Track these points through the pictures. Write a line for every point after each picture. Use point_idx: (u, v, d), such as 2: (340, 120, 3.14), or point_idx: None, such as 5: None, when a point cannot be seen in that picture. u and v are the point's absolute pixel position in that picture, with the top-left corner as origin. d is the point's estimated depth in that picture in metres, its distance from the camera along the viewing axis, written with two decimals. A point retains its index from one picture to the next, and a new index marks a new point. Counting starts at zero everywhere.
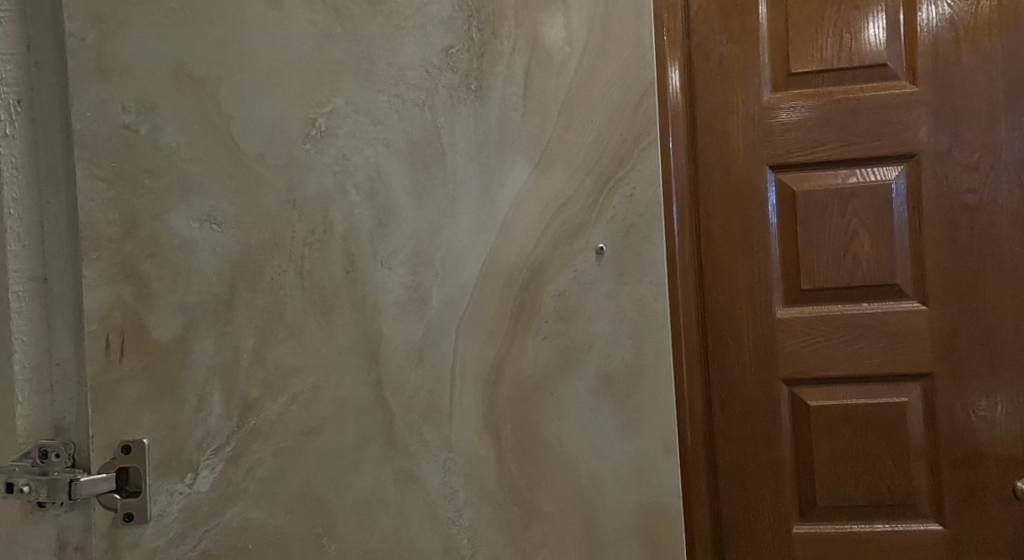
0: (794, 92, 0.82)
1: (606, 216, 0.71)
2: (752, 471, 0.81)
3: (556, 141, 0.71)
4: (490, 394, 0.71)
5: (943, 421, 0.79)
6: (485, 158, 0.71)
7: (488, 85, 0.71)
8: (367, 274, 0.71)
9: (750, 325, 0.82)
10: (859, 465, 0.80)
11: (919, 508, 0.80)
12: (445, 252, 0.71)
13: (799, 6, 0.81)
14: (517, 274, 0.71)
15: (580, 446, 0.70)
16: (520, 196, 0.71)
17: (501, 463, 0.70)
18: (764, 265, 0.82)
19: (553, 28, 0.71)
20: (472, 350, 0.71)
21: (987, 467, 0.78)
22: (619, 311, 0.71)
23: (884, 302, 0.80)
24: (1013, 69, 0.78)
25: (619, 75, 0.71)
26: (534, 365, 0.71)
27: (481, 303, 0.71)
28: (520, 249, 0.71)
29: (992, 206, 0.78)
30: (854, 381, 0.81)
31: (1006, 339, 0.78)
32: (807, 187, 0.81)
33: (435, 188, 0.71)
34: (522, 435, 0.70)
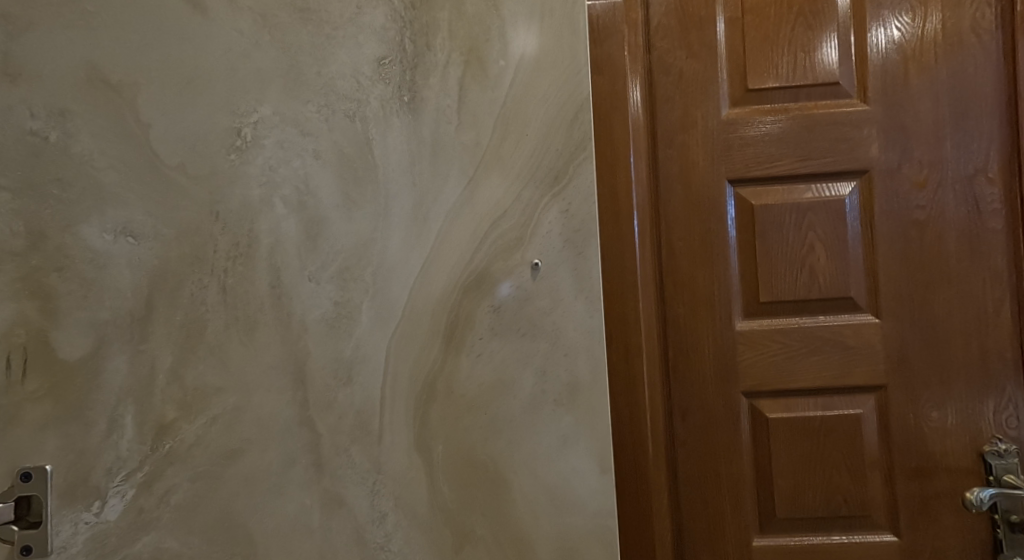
0: (752, 107, 0.86)
1: (542, 231, 0.71)
2: (712, 484, 0.85)
3: (491, 154, 0.71)
4: (422, 412, 0.70)
5: (897, 431, 0.83)
6: (418, 172, 0.70)
7: (421, 97, 0.71)
8: (294, 289, 0.69)
9: (710, 337, 0.86)
10: (816, 476, 0.84)
11: (875, 520, 0.83)
12: (376, 266, 0.70)
13: (755, 23, 0.85)
14: (452, 290, 0.70)
15: (514, 466, 0.70)
16: (454, 209, 0.70)
17: (433, 484, 0.69)
18: (723, 277, 0.86)
19: (488, 42, 0.71)
20: (404, 366, 0.70)
21: (939, 478, 0.83)
22: (556, 328, 0.70)
23: (839, 315, 0.84)
24: (958, 90, 0.83)
25: (553, 90, 0.71)
26: (467, 382, 0.70)
27: (414, 319, 0.70)
28: (456, 263, 0.70)
29: (940, 220, 0.83)
30: (812, 393, 0.85)
31: (954, 351, 0.83)
32: (765, 202, 0.85)
33: (365, 202, 0.70)
34: (455, 454, 0.69)
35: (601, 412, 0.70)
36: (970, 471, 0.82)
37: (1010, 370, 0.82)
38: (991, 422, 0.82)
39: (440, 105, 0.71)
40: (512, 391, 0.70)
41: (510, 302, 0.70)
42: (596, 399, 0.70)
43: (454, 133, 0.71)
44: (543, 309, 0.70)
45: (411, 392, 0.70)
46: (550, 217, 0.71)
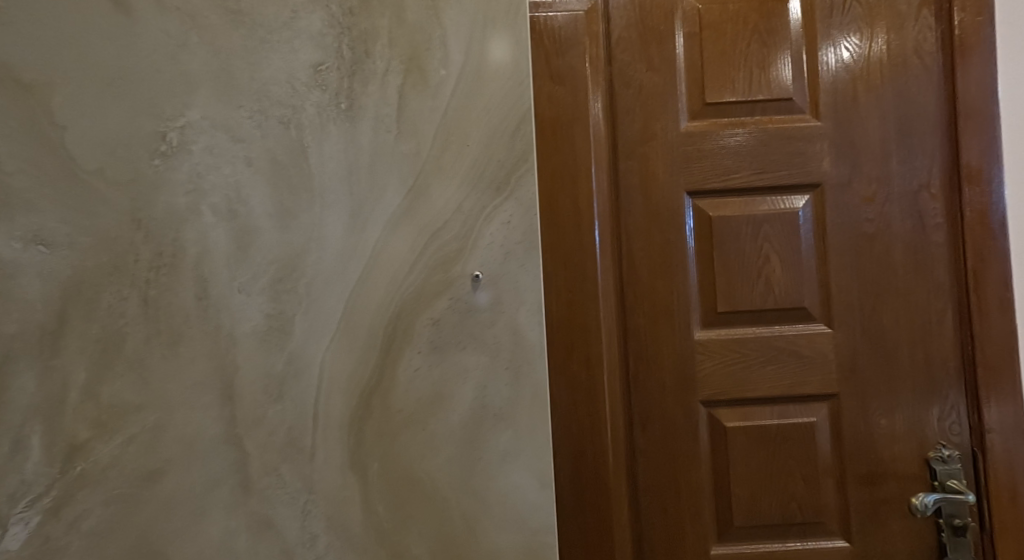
0: (710, 120, 0.92)
1: (483, 244, 0.71)
2: (673, 494, 0.91)
3: (431, 163, 0.70)
4: (356, 429, 0.69)
5: (849, 439, 0.91)
6: (356, 181, 0.70)
7: (359, 105, 0.70)
8: (222, 301, 0.68)
9: (670, 348, 0.92)
10: (772, 484, 0.91)
11: (829, 527, 0.91)
12: (309, 280, 0.69)
13: (713, 40, 0.92)
14: (390, 302, 0.70)
15: (452, 483, 0.70)
16: (394, 218, 0.70)
17: (368, 503, 0.69)
18: (682, 286, 0.92)
19: (429, 51, 0.71)
20: (338, 380, 0.69)
21: (887, 484, 0.91)
22: (496, 343, 0.70)
23: (793, 324, 0.92)
24: (902, 109, 0.91)
25: (496, 101, 0.71)
26: (402, 397, 0.70)
27: (350, 331, 0.69)
28: (394, 276, 0.70)
29: (887, 233, 0.91)
30: (769, 402, 0.92)
31: (900, 356, 0.91)
32: (723, 213, 0.92)
33: (300, 212, 0.69)
34: (391, 472, 0.69)
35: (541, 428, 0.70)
36: (917, 477, 0.91)
37: (951, 371, 0.91)
38: (935, 429, 0.91)
39: (378, 114, 0.70)
40: (450, 408, 0.70)
41: (447, 316, 0.70)
42: (534, 414, 0.70)
43: (392, 143, 0.70)
44: (481, 323, 0.70)
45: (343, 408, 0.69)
46: (492, 229, 0.71)
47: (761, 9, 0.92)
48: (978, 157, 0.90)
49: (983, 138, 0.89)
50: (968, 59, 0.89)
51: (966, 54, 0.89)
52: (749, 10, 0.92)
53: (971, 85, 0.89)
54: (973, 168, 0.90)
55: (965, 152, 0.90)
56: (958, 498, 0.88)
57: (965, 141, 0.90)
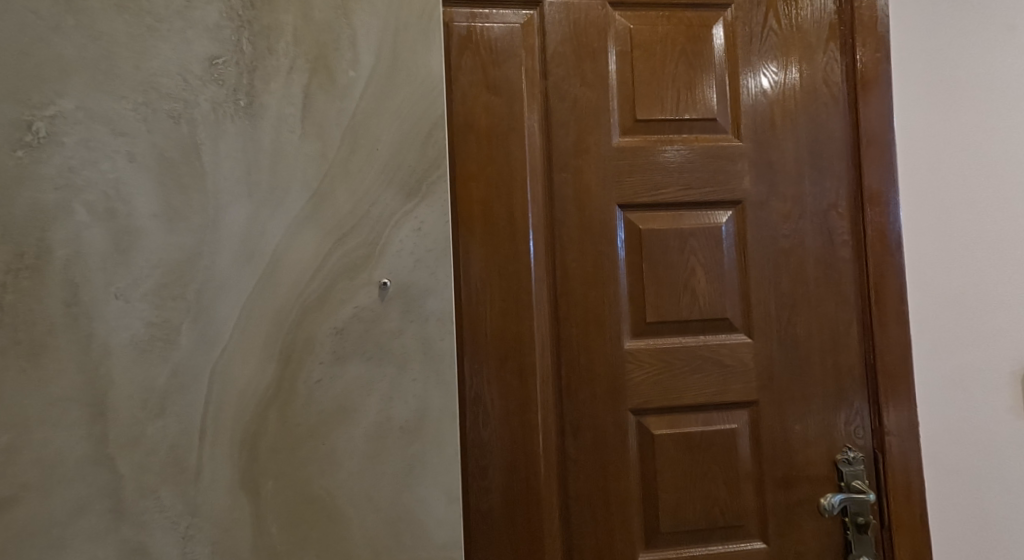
0: (641, 136, 0.94)
1: (391, 251, 0.70)
2: (600, 504, 0.91)
3: (338, 166, 0.70)
4: (249, 446, 0.68)
5: (767, 444, 0.93)
6: (255, 183, 0.68)
7: (260, 102, 0.69)
8: (96, 307, 0.66)
9: (601, 359, 0.91)
10: (697, 490, 0.92)
11: (749, 529, 0.93)
12: (200, 286, 0.67)
13: (642, 59, 0.93)
14: (290, 311, 0.69)
15: (350, 500, 0.69)
16: (298, 221, 0.69)
17: (259, 525, 0.68)
18: (613, 297, 0.92)
19: (337, 51, 0.70)
20: (230, 392, 0.68)
21: (801, 486, 0.94)
22: (403, 351, 0.70)
23: (718, 335, 0.94)
24: (814, 134, 0.96)
25: (407, 104, 0.71)
26: (299, 418, 0.69)
27: (246, 337, 0.68)
28: (296, 283, 0.69)
29: (802, 249, 0.95)
30: (695, 410, 0.93)
31: (812, 366, 0.94)
32: (652, 227, 0.93)
33: (191, 213, 0.68)
34: (285, 491, 0.68)
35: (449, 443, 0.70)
36: (827, 478, 0.94)
37: (857, 382, 0.95)
38: (843, 433, 0.95)
39: (282, 114, 0.69)
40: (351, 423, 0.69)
41: (358, 321, 0.70)
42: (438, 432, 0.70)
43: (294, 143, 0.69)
44: (389, 334, 0.70)
45: (233, 422, 0.68)
46: (399, 233, 0.70)
47: (689, 32, 0.94)
48: (878, 182, 0.95)
49: (881, 164, 0.95)
50: (868, 92, 0.95)
51: (867, 86, 0.95)
52: (676, 32, 0.94)
53: (870, 115, 0.95)
54: (874, 192, 0.95)
55: (867, 177, 0.95)
56: (862, 496, 0.92)
57: (867, 166, 0.95)
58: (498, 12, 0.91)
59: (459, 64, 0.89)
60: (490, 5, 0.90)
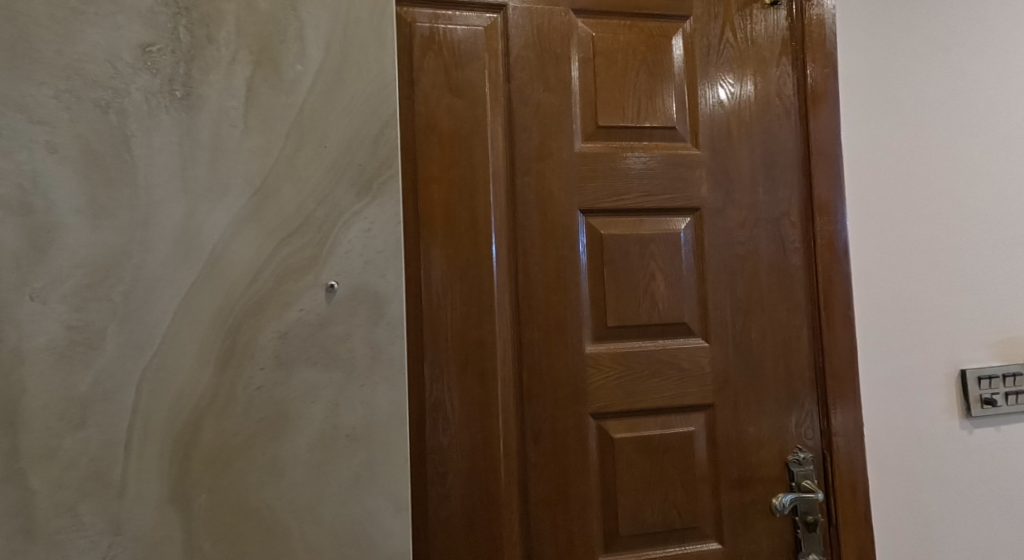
0: (602, 142, 1.02)
1: (336, 253, 0.74)
2: (568, 505, 0.98)
3: (284, 164, 0.73)
4: (182, 458, 0.69)
5: (722, 447, 1.03)
6: (192, 179, 0.71)
7: (197, 93, 0.71)
8: (9, 307, 0.66)
9: (562, 356, 0.99)
10: (657, 493, 1.01)
11: (705, 530, 1.02)
12: (130, 284, 0.69)
13: (605, 67, 1.02)
14: (230, 307, 0.71)
15: (288, 513, 0.71)
16: (240, 219, 0.72)
17: (190, 539, 0.69)
18: (575, 301, 1.00)
19: (283, 44, 0.73)
20: (163, 397, 0.69)
21: (755, 487, 1.04)
22: (349, 350, 0.73)
23: (676, 338, 1.03)
24: (768, 145, 1.07)
25: (355, 100, 0.75)
26: (233, 426, 0.71)
27: (186, 333, 0.70)
28: (238, 284, 0.71)
29: (756, 255, 1.06)
30: (653, 414, 1.02)
31: (764, 369, 1.05)
32: (612, 232, 1.02)
33: (121, 206, 0.69)
34: (217, 507, 0.70)
35: (396, 448, 0.74)
36: (779, 479, 1.05)
37: (806, 383, 1.06)
38: (794, 434, 1.05)
39: (221, 108, 0.72)
40: (293, 430, 0.72)
41: (303, 321, 0.73)
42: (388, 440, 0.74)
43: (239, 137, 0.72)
44: (336, 338, 0.73)
45: (178, 430, 0.69)
46: (349, 233, 0.74)
47: (649, 42, 1.04)
48: (827, 192, 1.06)
49: (830, 175, 1.07)
50: (818, 108, 1.07)
51: (817, 101, 1.07)
52: (638, 42, 1.04)
53: (820, 128, 1.07)
54: (823, 201, 1.06)
55: (817, 188, 1.06)
56: (810, 495, 1.03)
57: (817, 178, 1.06)
58: (461, 14, 0.98)
59: (423, 65, 0.96)
60: (453, 7, 0.97)
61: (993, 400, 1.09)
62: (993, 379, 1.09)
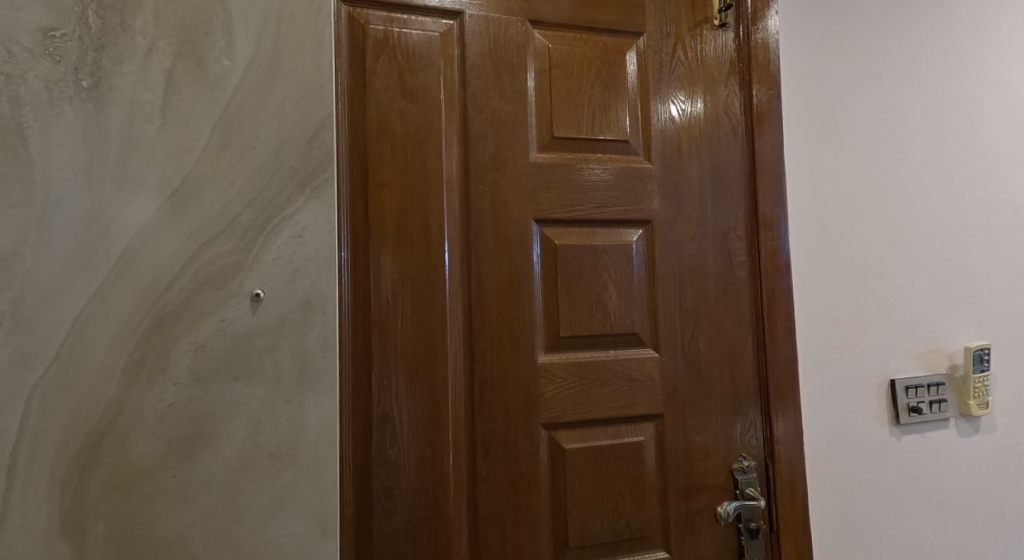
0: (556, 152, 1.20)
1: (257, 265, 0.97)
2: (523, 511, 1.15)
3: (206, 167, 0.96)
4: (94, 471, 0.91)
5: (671, 455, 1.22)
6: (95, 172, 0.93)
7: (103, 84, 0.93)
8: None
9: (514, 355, 1.16)
10: (607, 502, 1.18)
11: (653, 539, 1.21)
12: (30, 271, 0.90)
13: (562, 82, 1.21)
14: (151, 291, 0.94)
15: (182, 519, 0.94)
16: (159, 220, 0.95)
17: (92, 535, 0.91)
18: (528, 307, 1.17)
19: (201, 40, 0.97)
20: (78, 391, 0.91)
21: (700, 495, 1.23)
22: (270, 334, 0.97)
23: (626, 348, 1.22)
24: (715, 161, 1.28)
25: (288, 107, 1.00)
26: (154, 440, 0.94)
27: (115, 307, 0.93)
28: (155, 274, 0.94)
29: (704, 268, 1.26)
30: (604, 423, 1.20)
31: (710, 380, 1.25)
32: (565, 242, 1.20)
33: (18, 185, 0.90)
34: (118, 519, 0.92)
35: (319, 464, 0.99)
36: (724, 488, 1.25)
37: (750, 392, 1.27)
38: (739, 441, 1.26)
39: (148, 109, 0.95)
40: (208, 443, 0.95)
41: (230, 325, 0.96)
42: (295, 453, 0.98)
43: (157, 137, 0.95)
44: (258, 350, 0.97)
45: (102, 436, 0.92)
46: (277, 242, 0.98)
47: (603, 56, 1.23)
48: (769, 209, 1.28)
49: (772, 192, 1.29)
50: (763, 127, 1.29)
51: (762, 120, 1.29)
52: (594, 58, 1.23)
53: (765, 146, 1.29)
54: (767, 217, 1.28)
55: (762, 204, 1.28)
56: (752, 503, 1.23)
57: (761, 195, 1.28)
58: (416, 20, 1.14)
59: (376, 67, 1.11)
60: (408, 13, 1.14)
61: (917, 408, 1.33)
62: (919, 390, 1.34)
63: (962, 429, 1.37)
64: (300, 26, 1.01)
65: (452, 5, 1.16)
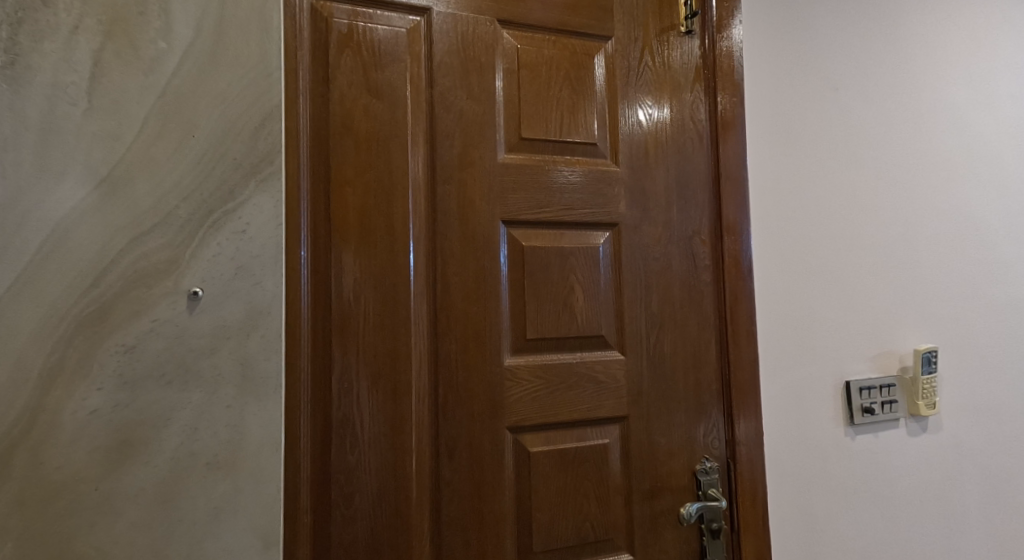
0: (523, 151, 1.34)
1: (196, 256, 1.11)
2: (486, 515, 1.27)
3: (142, 152, 1.09)
4: (24, 478, 1.03)
5: (635, 456, 1.37)
6: (27, 144, 1.04)
7: (33, 60, 1.05)
8: None
9: (481, 361, 1.28)
10: (574, 504, 1.32)
11: (616, 541, 1.35)
12: None
13: (529, 84, 1.35)
14: (87, 272, 1.06)
15: (111, 519, 1.06)
16: (92, 208, 1.07)
17: (20, 533, 1.03)
18: (495, 312, 1.30)
19: (131, 24, 1.09)
20: (10, 361, 1.03)
21: (664, 498, 1.39)
22: (206, 338, 1.11)
23: (595, 351, 1.37)
24: (681, 168, 1.44)
25: (231, 95, 1.13)
26: (91, 434, 1.06)
27: (50, 284, 1.05)
28: (88, 252, 1.06)
29: (669, 273, 1.42)
30: (570, 426, 1.34)
31: (673, 380, 1.41)
32: (533, 243, 1.33)
33: None
34: (46, 521, 1.04)
35: (254, 467, 1.12)
36: (686, 488, 1.40)
37: (712, 394, 1.43)
38: (702, 443, 1.42)
39: (75, 91, 1.06)
40: (137, 449, 1.08)
41: (162, 325, 1.09)
42: (234, 460, 1.11)
43: (83, 120, 1.07)
44: (195, 353, 1.10)
45: (28, 441, 1.03)
46: (217, 238, 1.11)
47: (572, 58, 1.38)
48: (732, 215, 1.45)
49: (735, 197, 1.45)
50: (727, 135, 1.46)
51: (725, 128, 1.46)
52: (563, 61, 1.38)
53: (728, 154, 1.46)
54: (729, 223, 1.45)
55: (726, 210, 1.45)
56: (713, 504, 1.39)
57: (725, 201, 1.45)
58: (383, 16, 1.26)
59: (341, 63, 1.23)
60: (375, 9, 1.26)
61: (870, 408, 1.51)
62: (871, 390, 1.52)
63: (911, 428, 1.57)
64: (247, 10, 1.15)
65: (420, 2, 1.28)
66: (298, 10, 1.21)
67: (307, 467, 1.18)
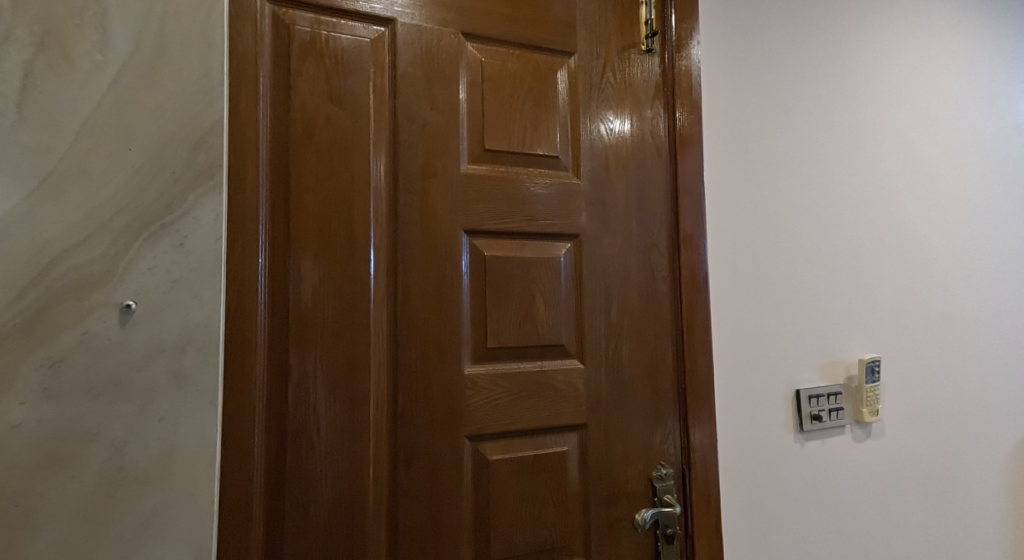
0: (486, 161, 1.46)
1: (130, 270, 1.14)
2: (442, 521, 1.37)
3: (77, 165, 1.12)
4: None
5: (592, 463, 1.49)
6: None
7: None
8: None
9: (440, 366, 1.39)
10: (528, 514, 1.43)
11: (575, 545, 1.47)
12: None
13: (492, 99, 1.47)
14: (13, 285, 1.09)
15: (34, 527, 1.08)
16: (21, 222, 1.09)
17: None
18: (454, 320, 1.41)
19: (65, 38, 1.13)
20: None
21: (621, 505, 1.51)
22: (140, 349, 1.15)
23: (554, 359, 1.49)
24: (642, 182, 1.58)
25: (168, 110, 1.18)
26: (16, 446, 1.08)
27: None
28: (15, 268, 1.09)
29: (629, 283, 1.55)
30: (525, 432, 1.45)
31: (632, 386, 1.54)
32: (492, 252, 1.45)
33: None
34: None
35: (184, 474, 1.16)
36: (643, 496, 1.53)
37: (671, 404, 1.56)
38: (660, 449, 1.55)
39: (4, 103, 1.09)
40: (62, 460, 1.10)
41: (94, 337, 1.12)
42: (167, 470, 1.15)
43: (13, 132, 1.09)
44: (127, 364, 1.14)
45: None
46: (153, 251, 1.15)
47: (536, 71, 1.51)
48: (691, 226, 1.59)
49: (694, 209, 1.60)
50: (686, 150, 1.60)
51: (686, 143, 1.60)
52: (527, 75, 1.50)
53: (689, 168, 1.60)
54: (688, 234, 1.59)
55: (685, 221, 1.59)
56: (667, 509, 1.52)
57: (685, 213, 1.59)
58: (344, 25, 1.36)
59: (302, 69, 1.32)
60: (336, 18, 1.36)
61: (818, 416, 1.68)
62: (819, 399, 1.69)
63: (856, 434, 1.74)
64: (188, 27, 1.20)
65: (384, 13, 1.39)
66: (261, 18, 1.30)
67: (258, 476, 1.26)
